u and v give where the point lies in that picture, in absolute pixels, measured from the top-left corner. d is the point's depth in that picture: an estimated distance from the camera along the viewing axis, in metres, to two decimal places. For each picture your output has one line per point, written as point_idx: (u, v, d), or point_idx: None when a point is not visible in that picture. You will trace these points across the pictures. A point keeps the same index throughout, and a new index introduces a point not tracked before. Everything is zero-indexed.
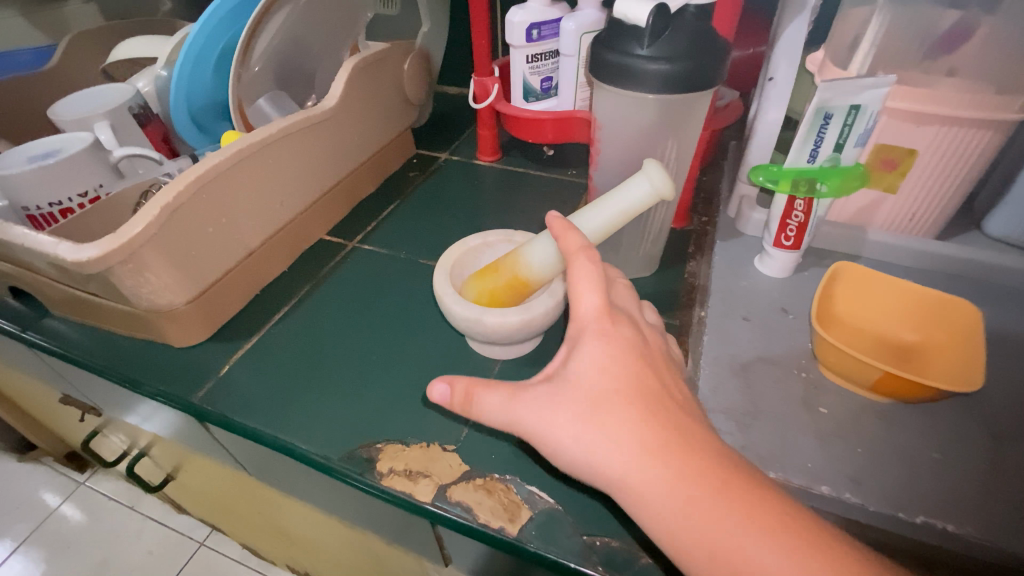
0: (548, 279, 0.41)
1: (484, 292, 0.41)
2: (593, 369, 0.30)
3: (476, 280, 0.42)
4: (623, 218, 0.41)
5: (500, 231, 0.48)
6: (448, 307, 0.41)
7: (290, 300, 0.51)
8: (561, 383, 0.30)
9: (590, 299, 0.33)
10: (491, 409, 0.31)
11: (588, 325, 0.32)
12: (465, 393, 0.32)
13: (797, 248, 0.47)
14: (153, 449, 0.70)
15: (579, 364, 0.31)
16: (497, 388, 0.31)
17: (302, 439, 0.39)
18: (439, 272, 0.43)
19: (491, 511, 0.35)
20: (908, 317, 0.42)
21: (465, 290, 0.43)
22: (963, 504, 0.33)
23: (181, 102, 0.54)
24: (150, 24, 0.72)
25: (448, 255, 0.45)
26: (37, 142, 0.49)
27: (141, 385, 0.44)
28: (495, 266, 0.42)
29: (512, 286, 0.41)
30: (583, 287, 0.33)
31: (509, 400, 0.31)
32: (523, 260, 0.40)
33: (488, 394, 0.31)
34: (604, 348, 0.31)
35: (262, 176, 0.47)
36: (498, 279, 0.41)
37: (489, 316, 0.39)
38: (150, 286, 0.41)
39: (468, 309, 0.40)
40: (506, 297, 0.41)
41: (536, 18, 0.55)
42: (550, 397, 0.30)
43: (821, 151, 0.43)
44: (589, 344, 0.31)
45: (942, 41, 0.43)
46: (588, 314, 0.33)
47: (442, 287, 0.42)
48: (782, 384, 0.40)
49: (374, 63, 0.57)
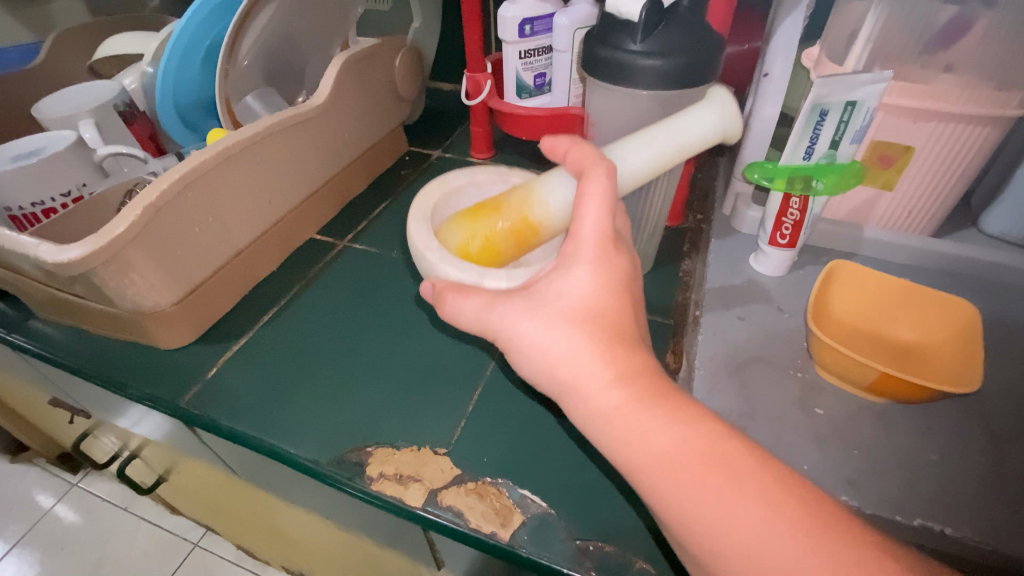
0: (562, 228, 0.37)
1: (479, 242, 0.36)
2: (579, 294, 0.28)
3: (466, 228, 0.36)
4: (665, 158, 0.37)
5: (488, 170, 0.42)
6: (438, 271, 0.34)
7: (280, 301, 0.50)
8: (541, 298, 0.29)
9: (592, 222, 0.30)
10: (464, 314, 0.31)
11: (585, 247, 0.30)
12: (439, 292, 0.33)
13: (792, 247, 0.47)
14: (144, 450, 0.69)
15: (563, 282, 0.29)
16: (473, 295, 0.32)
17: (290, 442, 0.38)
18: (417, 220, 0.37)
19: (482, 515, 0.34)
20: (905, 316, 0.41)
21: (451, 240, 0.36)
22: (961, 506, 0.33)
23: (168, 98, 0.53)
24: (138, 21, 0.71)
25: (422, 202, 0.39)
26: (19, 141, 0.48)
27: (128, 389, 0.43)
28: (492, 210, 0.37)
29: (517, 234, 0.37)
30: (588, 205, 0.30)
31: (486, 306, 0.31)
32: (537, 202, 0.37)
33: (462, 299, 0.31)
34: (597, 274, 0.29)
35: (248, 174, 0.46)
36: (501, 226, 0.37)
37: (491, 278, 0.33)
38: (136, 287, 0.40)
39: (468, 270, 0.34)
40: (505, 247, 0.37)
41: (528, 14, 0.54)
42: (525, 308, 0.29)
43: (817, 147, 0.42)
44: (580, 265, 0.29)
45: (939, 35, 0.42)
46: (583, 233, 0.30)
47: (424, 244, 0.35)
48: (779, 385, 0.40)
49: (364, 58, 0.56)
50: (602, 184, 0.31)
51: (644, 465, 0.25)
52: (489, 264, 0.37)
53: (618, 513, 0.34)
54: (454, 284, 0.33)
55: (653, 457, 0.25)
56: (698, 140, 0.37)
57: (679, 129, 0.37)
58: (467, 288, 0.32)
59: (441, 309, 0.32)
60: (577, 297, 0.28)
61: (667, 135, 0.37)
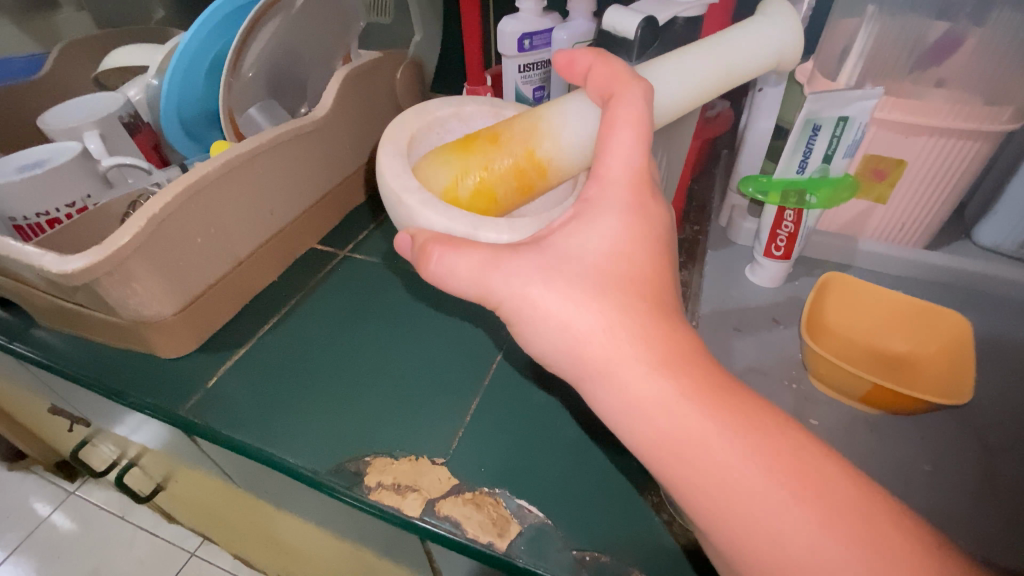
0: (567, 167, 0.34)
1: (471, 182, 0.34)
2: (601, 255, 0.27)
3: (453, 167, 0.34)
4: (700, 89, 0.34)
5: (477, 100, 0.40)
6: (420, 219, 0.32)
7: (281, 311, 0.51)
8: (556, 254, 0.27)
9: (622, 159, 0.28)
10: (458, 275, 0.27)
11: (615, 190, 0.28)
12: (422, 246, 0.29)
13: (787, 258, 0.48)
14: (143, 459, 0.69)
15: (584, 238, 0.27)
16: (470, 250, 0.28)
17: (289, 451, 0.39)
18: (395, 155, 0.34)
19: (480, 525, 0.34)
20: (899, 328, 0.42)
21: (439, 178, 0.34)
22: (954, 517, 0.33)
23: (172, 109, 0.53)
24: (142, 33, 0.72)
25: (400, 134, 0.36)
26: (25, 152, 0.48)
27: (128, 397, 0.43)
28: (487, 145, 0.34)
29: (518, 175, 0.34)
30: (621, 135, 0.28)
31: (488, 262, 0.27)
32: (538, 136, 0.33)
33: (455, 256, 0.28)
34: (626, 225, 0.27)
35: (252, 185, 0.46)
36: (495, 165, 0.34)
37: (484, 230, 0.31)
38: (138, 296, 0.40)
39: (456, 220, 0.31)
40: (502, 190, 0.34)
41: (528, 28, 0.55)
42: (538, 267, 0.26)
43: (810, 161, 0.43)
44: (606, 212, 0.27)
45: (930, 52, 0.43)
46: (613, 173, 0.28)
47: (402, 186, 0.33)
48: (775, 396, 0.40)
49: (366, 72, 0.57)
50: (636, 107, 0.28)
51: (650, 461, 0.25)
52: (484, 208, 0.34)
53: (615, 523, 0.34)
54: (441, 237, 0.29)
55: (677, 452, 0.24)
56: (745, 67, 0.35)
57: (727, 54, 0.34)
58: (460, 244, 0.28)
59: (426, 266, 0.28)
60: (598, 249, 0.27)
61: (712, 61, 0.34)
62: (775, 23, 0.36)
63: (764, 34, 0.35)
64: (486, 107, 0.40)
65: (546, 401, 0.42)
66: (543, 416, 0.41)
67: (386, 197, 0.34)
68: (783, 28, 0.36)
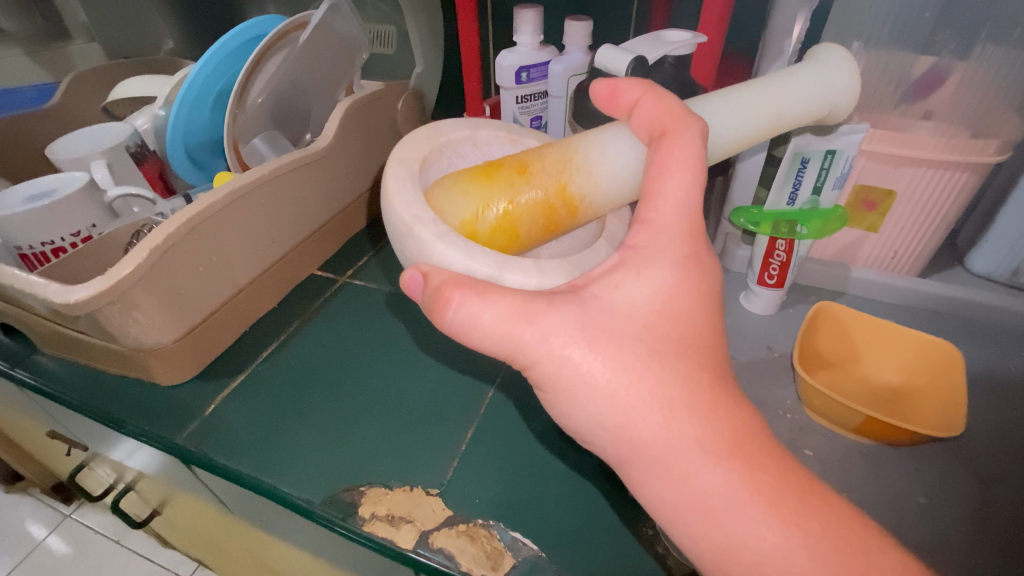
0: (598, 204, 0.35)
1: (496, 216, 0.34)
2: (635, 311, 0.26)
3: (476, 199, 0.34)
4: (766, 121, 0.35)
5: (491, 125, 0.41)
6: (435, 254, 0.31)
7: (280, 337, 0.51)
8: (591, 306, 0.26)
9: (675, 206, 0.28)
10: (481, 326, 0.26)
11: (666, 238, 0.28)
12: (439, 288, 0.27)
13: (780, 287, 0.48)
14: (139, 483, 0.69)
15: (618, 297, 0.27)
16: (497, 301, 0.26)
17: (284, 481, 0.39)
18: (406, 180, 0.34)
19: (473, 558, 0.34)
20: (891, 359, 0.43)
21: (457, 209, 0.34)
22: (950, 551, 0.33)
23: (178, 141, 0.55)
24: (152, 64, 0.74)
25: (410, 153, 0.36)
26: (32, 182, 0.49)
27: (126, 425, 0.44)
28: (514, 177, 0.35)
29: (545, 213, 0.35)
30: (671, 176, 0.29)
31: (519, 315, 0.26)
32: (571, 172, 0.34)
33: (479, 304, 0.26)
34: (673, 278, 0.27)
35: (256, 214, 0.47)
36: (521, 199, 0.34)
37: (510, 272, 0.31)
38: (139, 325, 0.41)
39: (480, 261, 0.31)
40: (525, 226, 0.35)
41: (525, 61, 0.56)
42: (579, 323, 0.26)
43: (800, 193, 0.45)
44: (656, 262, 0.27)
45: (916, 86, 0.44)
46: (666, 217, 0.28)
47: (415, 215, 0.32)
48: (770, 426, 0.40)
49: (370, 102, 0.58)
50: (692, 146, 0.29)
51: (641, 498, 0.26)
52: (503, 244, 0.35)
53: (615, 553, 0.34)
54: (460, 281, 0.27)
55: (668, 489, 0.25)
56: (799, 112, 0.35)
57: (788, 99, 0.35)
58: (484, 289, 0.27)
59: (443, 312, 0.27)
60: (646, 305, 0.27)
61: (764, 106, 0.34)
62: (832, 69, 0.36)
63: (818, 80, 0.35)
64: (503, 133, 0.41)
65: (541, 432, 0.42)
66: (540, 445, 0.41)
67: (394, 226, 0.33)
68: (838, 71, 0.36)
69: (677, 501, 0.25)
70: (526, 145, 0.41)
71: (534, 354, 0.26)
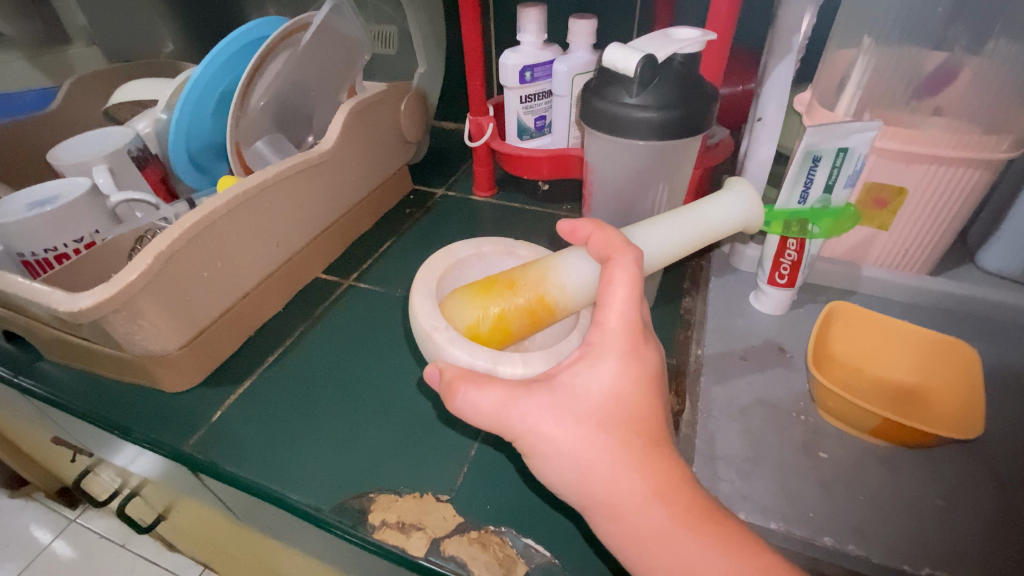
0: (579, 304, 0.34)
1: (489, 323, 0.33)
2: (603, 388, 0.26)
3: (474, 306, 0.34)
4: (694, 241, 0.37)
5: (497, 241, 0.41)
6: (447, 355, 0.31)
7: (282, 345, 0.51)
8: (558, 390, 0.26)
9: (618, 312, 0.28)
10: (480, 412, 0.27)
11: (612, 338, 0.27)
12: (449, 382, 0.28)
13: (791, 286, 0.48)
14: (144, 489, 0.68)
15: (590, 380, 0.26)
16: (489, 385, 0.27)
17: (294, 488, 0.38)
18: (421, 296, 0.35)
19: (485, 565, 0.34)
20: (906, 359, 0.42)
21: (460, 319, 0.34)
22: (969, 555, 0.32)
23: (180, 142, 0.54)
24: (154, 66, 0.74)
25: (426, 275, 0.36)
26: (32, 189, 0.48)
27: (133, 433, 0.43)
28: (504, 287, 0.34)
29: (530, 314, 0.34)
30: (614, 291, 0.28)
31: (505, 398, 0.26)
32: (551, 278, 0.34)
33: (478, 393, 0.27)
34: (627, 368, 0.27)
35: (253, 227, 0.46)
36: (510, 304, 0.34)
37: (505, 364, 0.31)
38: (144, 333, 0.40)
39: (478, 355, 0.31)
40: (517, 327, 0.34)
41: (529, 61, 0.56)
42: (550, 404, 0.26)
43: (811, 192, 0.44)
44: (610, 357, 0.27)
45: (926, 83, 0.43)
46: (611, 323, 0.27)
47: (431, 325, 0.33)
48: (784, 428, 0.40)
49: (371, 106, 0.58)
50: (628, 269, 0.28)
51: (642, 524, 0.25)
52: (501, 345, 0.34)
53: None
54: (468, 372, 0.28)
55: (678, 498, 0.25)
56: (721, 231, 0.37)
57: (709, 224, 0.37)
58: (481, 379, 0.27)
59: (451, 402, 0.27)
60: (601, 393, 0.26)
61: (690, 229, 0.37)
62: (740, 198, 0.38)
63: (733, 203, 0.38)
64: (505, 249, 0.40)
65: None
66: None
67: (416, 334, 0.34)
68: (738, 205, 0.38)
69: (688, 510, 0.25)
70: (521, 256, 0.41)
71: (516, 429, 0.26)
